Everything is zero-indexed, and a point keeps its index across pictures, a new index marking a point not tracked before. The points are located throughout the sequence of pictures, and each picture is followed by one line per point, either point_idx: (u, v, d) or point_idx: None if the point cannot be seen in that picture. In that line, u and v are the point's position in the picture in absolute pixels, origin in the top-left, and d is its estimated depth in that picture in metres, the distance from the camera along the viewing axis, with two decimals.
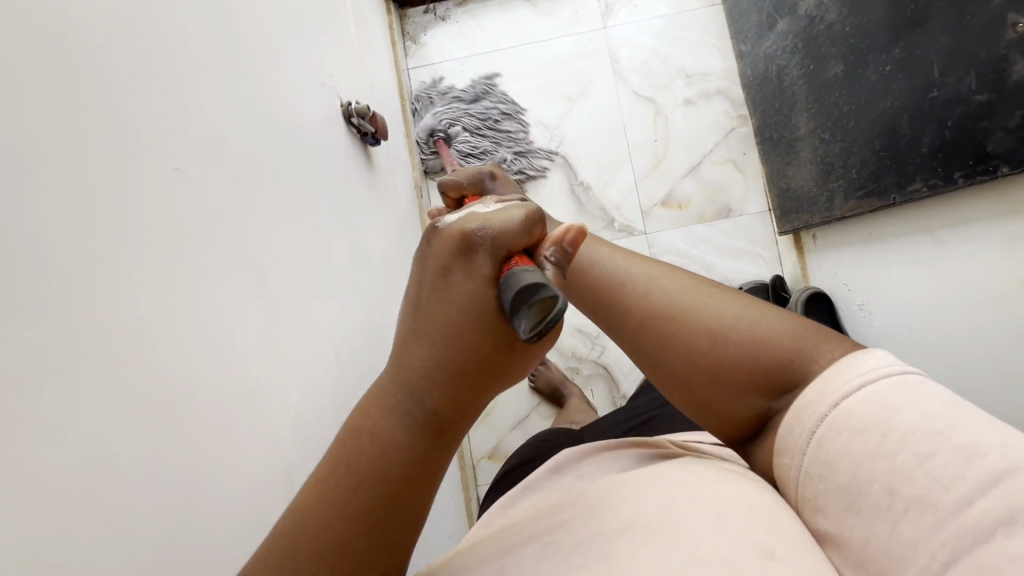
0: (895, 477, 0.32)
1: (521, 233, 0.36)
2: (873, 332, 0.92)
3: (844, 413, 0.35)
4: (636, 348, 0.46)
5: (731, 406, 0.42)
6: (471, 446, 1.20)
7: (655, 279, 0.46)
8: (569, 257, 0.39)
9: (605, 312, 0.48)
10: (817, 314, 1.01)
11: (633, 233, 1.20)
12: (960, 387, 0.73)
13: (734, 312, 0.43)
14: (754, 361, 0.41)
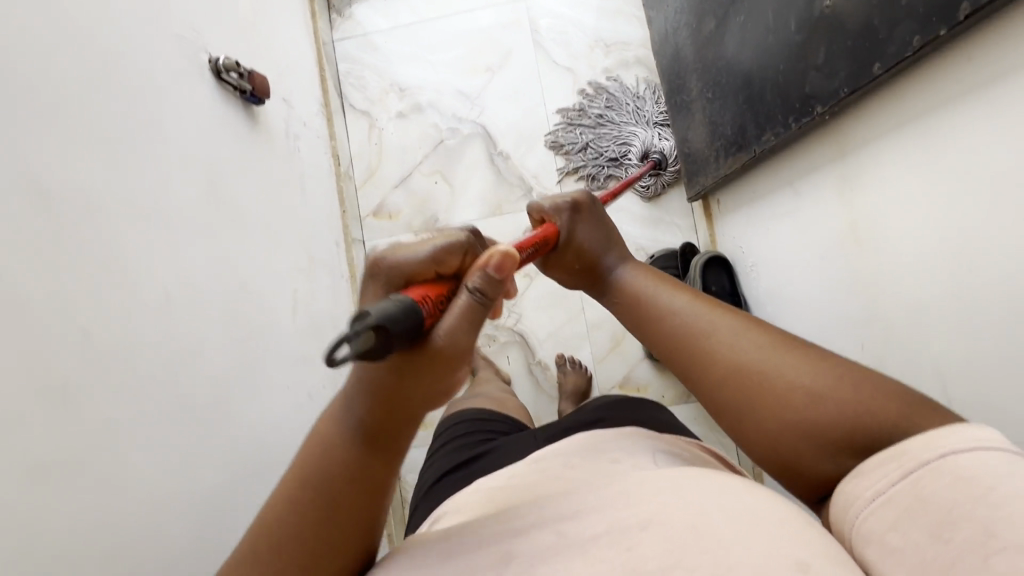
0: (992, 520, 0.30)
1: (423, 266, 0.38)
2: (760, 292, 0.93)
3: (949, 470, 0.33)
4: (715, 400, 0.45)
5: (814, 465, 0.40)
6: None
7: (737, 330, 0.45)
8: (486, 283, 0.36)
9: (680, 363, 0.47)
10: (717, 277, 1.02)
11: None
12: (821, 337, 0.73)
13: (818, 369, 0.40)
14: (847, 424, 0.38)
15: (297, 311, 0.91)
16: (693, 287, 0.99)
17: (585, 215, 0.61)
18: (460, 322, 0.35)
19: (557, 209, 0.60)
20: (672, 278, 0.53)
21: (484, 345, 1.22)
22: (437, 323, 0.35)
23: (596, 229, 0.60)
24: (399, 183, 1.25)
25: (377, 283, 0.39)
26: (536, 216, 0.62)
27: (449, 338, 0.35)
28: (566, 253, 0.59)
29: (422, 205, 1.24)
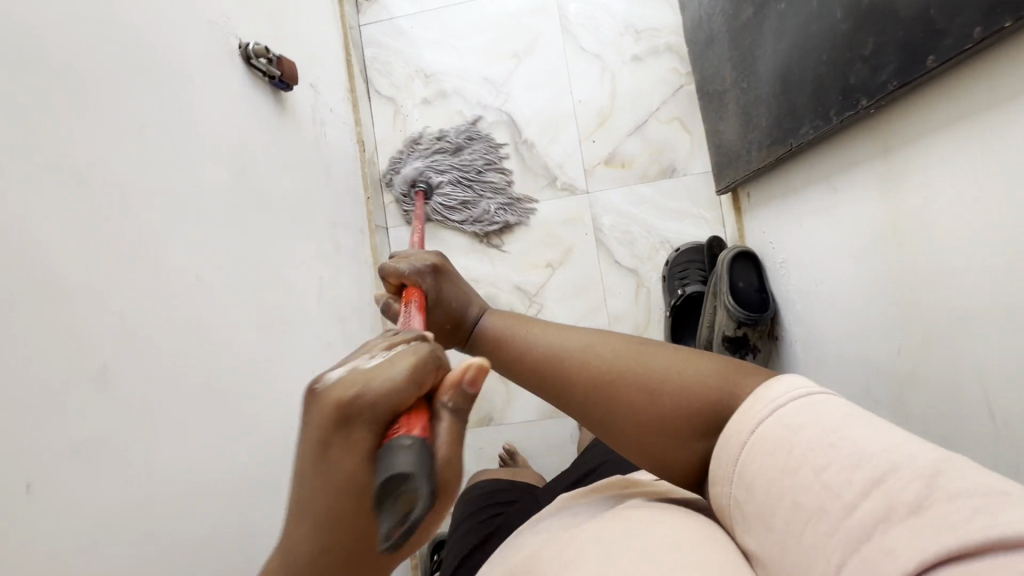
0: (797, 489, 0.35)
1: (398, 395, 0.34)
2: (790, 289, 0.91)
3: (758, 439, 0.39)
4: (594, 417, 0.50)
5: (680, 456, 0.46)
6: None
7: (590, 346, 0.52)
8: (464, 399, 0.36)
9: (555, 388, 0.52)
10: (746, 272, 1.00)
11: (575, 193, 1.20)
12: (858, 338, 0.71)
13: (659, 366, 0.48)
14: (686, 411, 0.45)
15: (323, 296, 0.93)
16: (720, 283, 0.97)
17: (449, 275, 0.70)
18: (453, 452, 0.34)
19: (418, 272, 0.68)
20: (528, 317, 0.61)
21: None
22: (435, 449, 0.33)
23: (460, 286, 0.69)
24: None
25: (352, 432, 0.33)
26: (393, 280, 0.68)
27: (444, 471, 0.32)
28: (432, 308, 0.67)
29: None
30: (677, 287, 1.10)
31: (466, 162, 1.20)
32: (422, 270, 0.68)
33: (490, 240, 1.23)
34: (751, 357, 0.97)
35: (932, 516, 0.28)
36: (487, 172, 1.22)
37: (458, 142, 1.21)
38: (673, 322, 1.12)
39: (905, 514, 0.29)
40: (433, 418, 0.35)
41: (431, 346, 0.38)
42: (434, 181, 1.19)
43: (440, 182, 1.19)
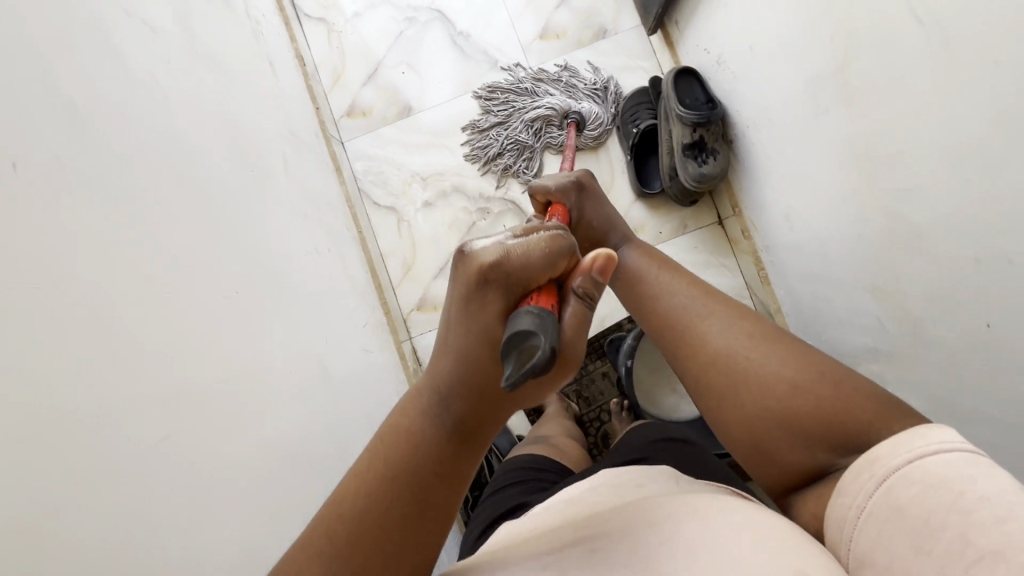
0: (967, 526, 0.35)
1: (539, 271, 0.47)
2: (732, 83, 0.97)
3: (913, 472, 0.39)
4: (708, 382, 0.55)
5: (785, 453, 0.50)
6: (399, 300, 1.22)
7: (725, 325, 0.56)
8: (593, 286, 0.50)
9: (679, 345, 0.58)
10: (689, 87, 1.04)
11: (518, 69, 1.24)
12: (798, 68, 0.77)
13: (798, 364, 0.50)
14: (820, 414, 0.47)
15: (287, 173, 0.92)
16: (670, 101, 1.02)
17: (590, 197, 0.83)
18: (574, 330, 0.47)
19: (563, 190, 0.82)
20: (681, 271, 0.66)
21: (478, 220, 1.23)
22: (565, 325, 0.47)
23: (598, 206, 0.82)
24: (367, 82, 1.27)
25: (495, 289, 0.46)
26: (542, 197, 0.83)
27: (569, 341, 0.47)
28: (575, 226, 0.81)
29: (394, 98, 1.26)
30: (631, 129, 1.15)
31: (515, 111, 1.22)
32: (567, 188, 0.82)
33: (447, 132, 1.25)
34: (712, 160, 1.02)
35: None
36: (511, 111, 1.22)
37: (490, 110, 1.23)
38: (635, 163, 1.17)
39: None
40: (564, 301, 0.48)
41: (566, 239, 0.50)
42: (580, 109, 1.19)
43: (547, 106, 1.20)
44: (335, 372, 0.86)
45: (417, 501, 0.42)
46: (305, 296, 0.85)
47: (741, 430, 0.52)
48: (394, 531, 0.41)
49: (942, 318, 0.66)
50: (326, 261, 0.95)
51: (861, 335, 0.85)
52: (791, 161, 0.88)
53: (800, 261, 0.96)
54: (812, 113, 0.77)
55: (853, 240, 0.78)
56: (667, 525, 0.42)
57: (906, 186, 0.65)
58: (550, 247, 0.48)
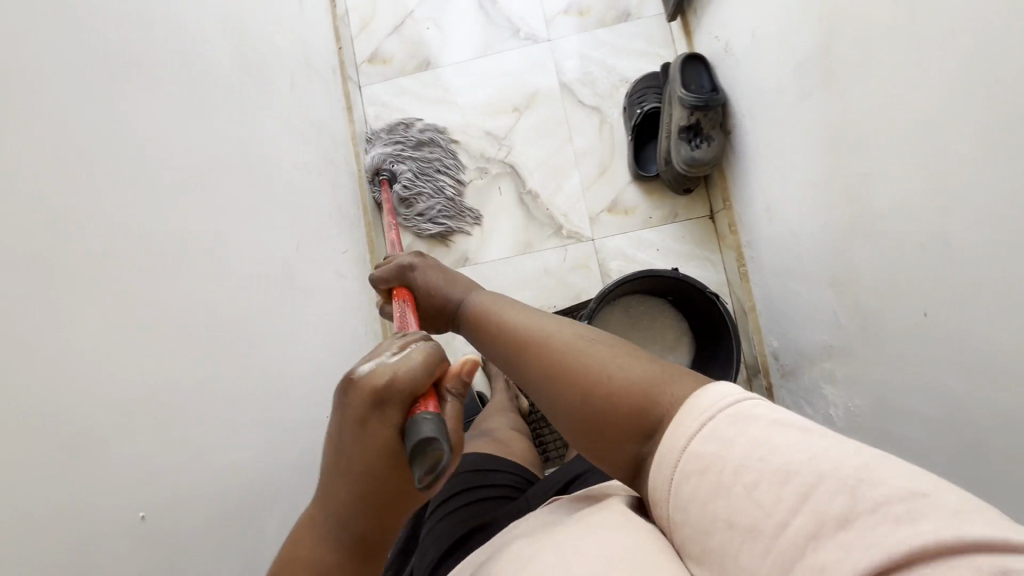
0: (731, 508, 0.35)
1: (421, 380, 0.42)
2: (736, 70, 0.97)
3: (690, 458, 0.38)
4: (553, 399, 0.50)
5: (620, 451, 0.45)
6: (389, 244, 1.26)
7: (557, 336, 0.53)
8: (464, 383, 0.47)
9: (521, 363, 0.54)
10: (696, 71, 1.06)
11: (538, 39, 1.27)
12: (790, 52, 0.77)
13: (618, 359, 0.48)
14: (630, 400, 0.45)
15: (292, 92, 0.97)
16: (673, 83, 1.04)
17: (430, 269, 0.73)
18: (459, 425, 0.44)
19: (403, 268, 0.73)
20: (513, 301, 0.62)
21: (476, 179, 1.26)
22: (449, 427, 0.42)
23: (440, 271, 0.73)
24: (393, 32, 1.31)
25: (389, 410, 0.40)
26: (383, 284, 0.74)
27: (459, 438, 0.43)
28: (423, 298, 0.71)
29: (415, 51, 1.31)
30: (636, 109, 1.17)
31: (444, 181, 1.23)
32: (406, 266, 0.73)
33: (459, 90, 1.29)
34: (705, 145, 1.03)
35: (860, 530, 0.29)
36: (443, 175, 1.23)
37: (451, 163, 1.25)
38: (635, 143, 1.19)
39: (834, 527, 0.30)
40: (442, 399, 0.45)
41: (433, 344, 0.45)
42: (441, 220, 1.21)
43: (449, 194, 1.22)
44: (304, 281, 0.90)
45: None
46: (286, 204, 0.89)
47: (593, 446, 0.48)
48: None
49: (888, 307, 0.66)
50: (315, 183, 0.99)
51: (819, 332, 0.84)
52: (777, 149, 0.88)
53: (775, 254, 0.95)
54: (797, 95, 0.78)
55: (820, 228, 0.78)
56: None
57: (869, 168, 0.65)
58: (427, 356, 0.43)
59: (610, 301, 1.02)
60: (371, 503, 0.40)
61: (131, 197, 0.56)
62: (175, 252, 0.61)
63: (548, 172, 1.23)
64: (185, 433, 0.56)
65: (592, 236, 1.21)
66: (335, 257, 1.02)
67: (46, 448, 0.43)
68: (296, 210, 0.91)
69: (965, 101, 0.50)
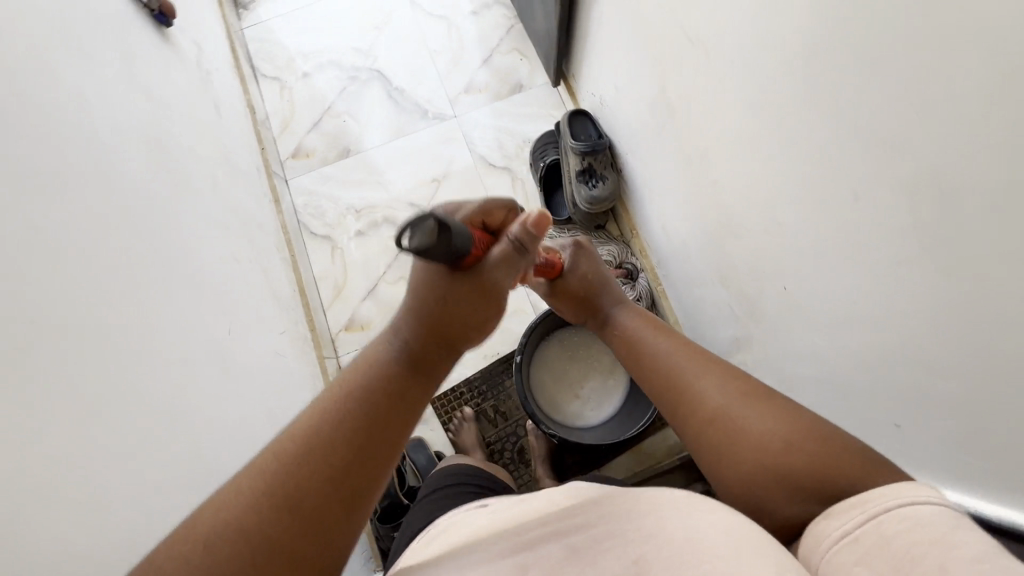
0: (945, 559, 0.32)
1: (473, 215, 0.65)
2: (614, 118, 1.12)
3: (904, 512, 0.36)
4: (706, 438, 0.54)
5: (784, 506, 0.47)
6: (329, 321, 1.29)
7: (710, 378, 0.58)
8: (528, 236, 0.60)
9: (678, 406, 0.59)
10: (582, 124, 1.20)
11: (445, 117, 1.41)
12: (643, 95, 0.91)
13: (784, 420, 0.50)
14: (810, 468, 0.46)
15: (216, 191, 1.04)
16: (564, 137, 1.17)
17: (586, 253, 0.91)
18: (501, 260, 0.58)
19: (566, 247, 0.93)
20: (663, 330, 0.70)
21: None
22: (490, 256, 0.58)
23: (591, 261, 0.91)
24: (312, 129, 1.43)
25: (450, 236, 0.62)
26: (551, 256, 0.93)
27: (496, 270, 0.58)
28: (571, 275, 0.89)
29: (334, 142, 1.42)
30: (539, 163, 1.30)
31: None
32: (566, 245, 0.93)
33: (380, 170, 1.39)
34: (601, 184, 1.15)
35: None
36: None
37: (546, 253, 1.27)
38: (545, 193, 1.30)
39: None
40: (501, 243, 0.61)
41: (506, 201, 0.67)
42: None
43: None
44: (242, 362, 0.92)
45: (360, 464, 0.47)
46: (216, 291, 0.93)
47: (728, 482, 0.52)
48: (320, 491, 0.45)
49: (763, 291, 0.75)
50: (247, 272, 1.04)
51: (726, 328, 0.92)
52: (657, 177, 1.00)
53: (680, 268, 1.05)
54: (656, 128, 0.91)
55: (701, 236, 0.88)
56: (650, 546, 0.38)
57: (720, 176, 0.76)
58: (489, 201, 0.66)
59: (541, 338, 1.12)
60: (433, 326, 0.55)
61: (49, 298, 0.60)
62: (98, 342, 0.64)
63: None
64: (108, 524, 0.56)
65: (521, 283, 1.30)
66: (272, 337, 1.05)
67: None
68: (229, 296, 0.96)
69: (763, 110, 0.62)
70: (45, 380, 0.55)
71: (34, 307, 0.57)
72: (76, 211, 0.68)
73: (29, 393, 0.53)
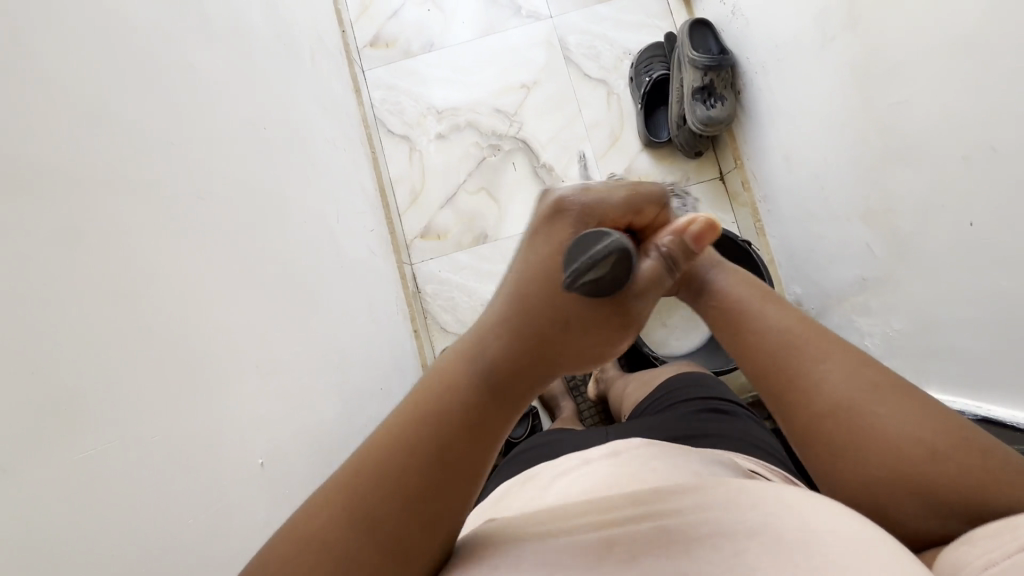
0: None
1: (621, 210, 0.41)
2: (746, 32, 1.02)
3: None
4: (828, 446, 0.40)
5: (911, 519, 0.40)
6: (404, 227, 1.24)
7: (849, 366, 0.41)
8: (683, 251, 0.41)
9: (787, 393, 0.42)
10: (703, 36, 1.11)
11: (539, 17, 1.29)
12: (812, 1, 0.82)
13: (928, 418, 0.39)
14: (962, 485, 0.38)
15: (311, 69, 0.96)
16: (683, 49, 1.08)
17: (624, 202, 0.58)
18: (648, 290, 0.40)
19: None
20: (756, 286, 0.47)
21: (490, 156, 1.26)
22: (640, 273, 0.39)
23: None
24: (393, 16, 1.31)
25: (562, 225, 0.39)
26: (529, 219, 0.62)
27: (641, 307, 0.39)
28: None
29: (417, 34, 1.31)
30: (644, 78, 1.21)
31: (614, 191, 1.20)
32: None
33: (464, 69, 1.29)
34: (720, 105, 1.08)
35: None
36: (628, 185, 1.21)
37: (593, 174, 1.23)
38: (644, 112, 1.22)
39: None
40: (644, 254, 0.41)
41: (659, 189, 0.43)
42: None
43: None
44: (343, 253, 0.89)
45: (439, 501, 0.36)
46: (318, 175, 0.88)
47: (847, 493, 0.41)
48: (442, 442, 0.36)
49: (929, 229, 0.70)
50: (339, 161, 0.98)
51: (849, 268, 0.89)
52: (795, 98, 0.92)
53: (794, 201, 1.00)
54: (820, 42, 0.83)
55: (849, 166, 0.82)
56: (728, 503, 0.35)
57: (903, 97, 0.69)
58: (637, 188, 0.41)
59: None
60: (529, 346, 0.38)
61: (186, 158, 0.55)
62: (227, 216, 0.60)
63: (560, 146, 1.25)
64: (245, 398, 0.54)
65: None
66: (364, 234, 1.00)
67: (137, 400, 0.42)
68: (326, 183, 0.90)
69: (996, 24, 0.55)
70: (191, 239, 0.53)
71: (175, 163, 0.53)
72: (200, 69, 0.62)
73: (178, 256, 0.50)
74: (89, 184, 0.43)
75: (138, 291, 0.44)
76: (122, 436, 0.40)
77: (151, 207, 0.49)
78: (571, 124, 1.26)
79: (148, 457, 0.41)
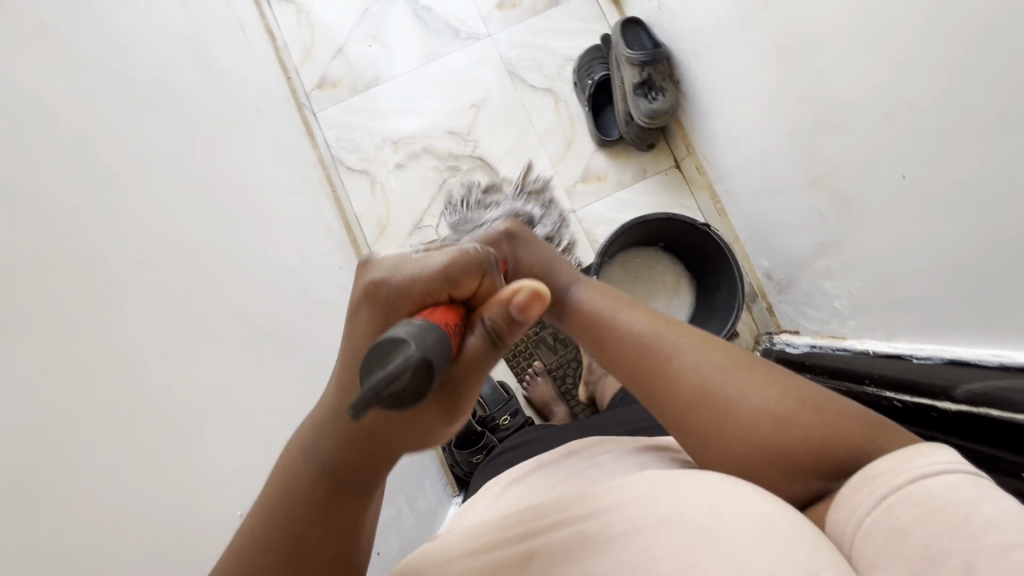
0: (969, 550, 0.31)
1: (433, 282, 0.44)
2: (674, 24, 1.06)
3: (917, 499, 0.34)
4: (690, 425, 0.45)
5: (786, 486, 0.42)
6: None
7: (700, 353, 0.47)
8: (508, 321, 0.41)
9: (648, 390, 0.48)
10: (636, 33, 1.14)
11: (478, 37, 1.32)
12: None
13: (776, 389, 0.43)
14: (809, 442, 0.41)
15: (260, 122, 0.98)
16: (618, 49, 1.11)
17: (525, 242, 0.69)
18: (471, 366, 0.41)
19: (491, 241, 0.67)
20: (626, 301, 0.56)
21: (450, 177, 1.28)
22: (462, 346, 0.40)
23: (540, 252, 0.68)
24: (335, 56, 1.33)
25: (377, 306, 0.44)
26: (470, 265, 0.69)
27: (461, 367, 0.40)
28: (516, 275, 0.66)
29: (362, 70, 1.33)
30: (587, 80, 1.25)
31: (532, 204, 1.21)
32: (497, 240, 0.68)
33: (412, 98, 1.32)
34: (661, 96, 1.10)
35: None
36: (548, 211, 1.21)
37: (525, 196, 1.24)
38: (593, 113, 1.25)
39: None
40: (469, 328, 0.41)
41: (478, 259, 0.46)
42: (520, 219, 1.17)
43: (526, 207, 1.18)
44: (312, 294, 0.90)
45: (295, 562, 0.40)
46: (277, 222, 0.89)
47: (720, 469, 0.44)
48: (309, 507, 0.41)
49: (868, 189, 0.73)
50: (299, 207, 0.99)
51: (806, 235, 0.91)
52: (728, 82, 0.95)
53: (746, 179, 1.03)
54: (741, 26, 0.86)
55: (787, 139, 0.85)
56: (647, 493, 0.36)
57: (822, 69, 0.72)
58: (453, 261, 0.45)
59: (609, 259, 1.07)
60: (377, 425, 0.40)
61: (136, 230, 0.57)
62: (186, 279, 0.61)
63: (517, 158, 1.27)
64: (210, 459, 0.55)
65: (572, 208, 1.24)
66: (333, 272, 1.02)
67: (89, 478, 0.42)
68: (287, 228, 0.91)
69: None
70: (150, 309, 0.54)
71: (125, 238, 0.55)
72: (142, 141, 0.64)
73: (138, 326, 0.52)
74: (29, 279, 0.44)
75: (88, 372, 0.45)
76: (74, 515, 0.41)
77: (98, 281, 0.49)
78: (524, 135, 1.28)
79: (102, 534, 0.42)
